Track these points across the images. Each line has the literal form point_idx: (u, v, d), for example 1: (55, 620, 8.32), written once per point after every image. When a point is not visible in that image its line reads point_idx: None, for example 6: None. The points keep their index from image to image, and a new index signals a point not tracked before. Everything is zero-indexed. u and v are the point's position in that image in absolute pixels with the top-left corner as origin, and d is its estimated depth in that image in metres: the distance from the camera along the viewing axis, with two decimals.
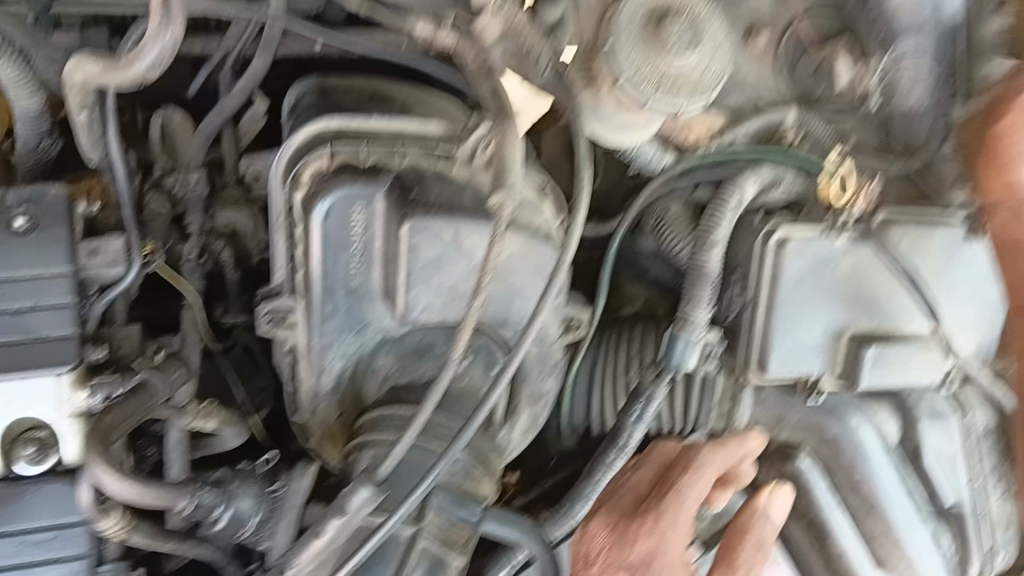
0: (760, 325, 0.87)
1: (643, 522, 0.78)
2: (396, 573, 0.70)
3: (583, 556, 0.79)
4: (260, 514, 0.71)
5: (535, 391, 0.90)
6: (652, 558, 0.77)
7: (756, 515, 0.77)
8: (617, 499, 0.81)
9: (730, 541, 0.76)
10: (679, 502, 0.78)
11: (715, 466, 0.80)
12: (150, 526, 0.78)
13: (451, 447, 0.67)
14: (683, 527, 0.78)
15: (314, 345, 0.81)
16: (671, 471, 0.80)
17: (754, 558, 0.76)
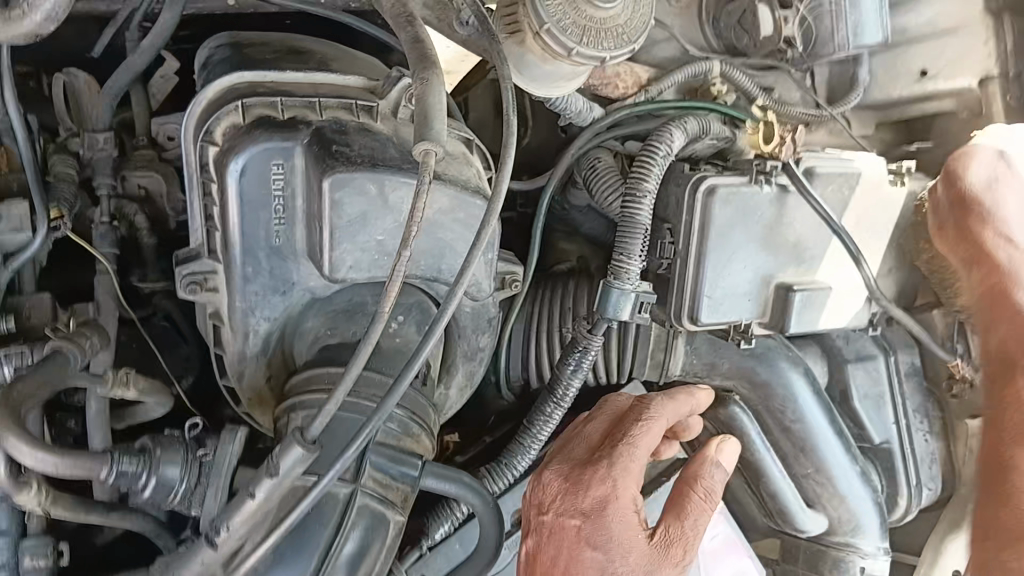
0: (692, 275, 0.86)
1: (598, 465, 0.69)
2: (336, 531, 0.69)
3: (537, 505, 0.71)
4: (188, 481, 0.68)
5: (470, 348, 0.90)
6: (606, 506, 0.67)
7: (705, 463, 0.72)
8: (572, 445, 0.73)
9: (682, 495, 0.71)
10: (632, 443, 0.69)
11: (672, 409, 0.73)
12: (71, 500, 0.74)
13: (384, 405, 0.64)
14: (639, 475, 0.69)
15: (237, 309, 0.78)
16: (627, 414, 0.73)
17: (704, 505, 0.70)
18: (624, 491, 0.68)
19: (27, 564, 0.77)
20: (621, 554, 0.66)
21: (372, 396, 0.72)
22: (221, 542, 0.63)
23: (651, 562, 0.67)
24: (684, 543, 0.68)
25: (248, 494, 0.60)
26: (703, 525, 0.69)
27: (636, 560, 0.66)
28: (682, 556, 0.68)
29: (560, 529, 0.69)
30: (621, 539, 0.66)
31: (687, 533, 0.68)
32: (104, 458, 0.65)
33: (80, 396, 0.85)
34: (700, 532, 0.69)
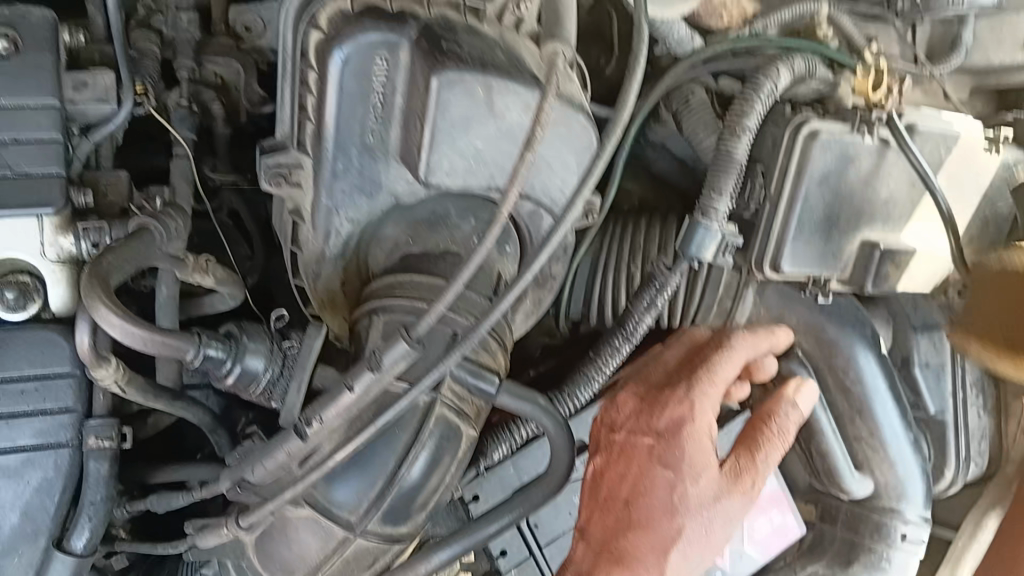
0: (779, 221, 0.84)
1: (675, 387, 0.71)
2: (411, 441, 0.67)
3: (610, 424, 0.74)
4: (271, 371, 0.66)
5: (542, 274, 0.88)
6: (681, 427, 0.69)
7: (781, 403, 0.73)
8: (650, 369, 0.75)
9: (754, 430, 0.72)
10: (711, 371, 0.71)
11: (753, 344, 0.73)
12: (145, 384, 0.73)
13: (482, 325, 0.62)
14: (716, 402, 0.71)
15: (321, 206, 0.76)
16: (707, 344, 0.74)
17: (777, 441, 0.71)
18: (701, 416, 0.69)
19: (91, 445, 0.74)
20: (693, 475, 0.68)
21: (465, 313, 0.70)
22: (310, 435, 0.60)
23: (720, 484, 0.69)
24: (754, 473, 0.70)
25: (346, 386, 0.59)
26: (773, 459, 0.71)
27: (706, 483, 0.69)
28: (751, 485, 0.70)
29: (632, 448, 0.72)
30: (694, 461, 0.68)
31: (758, 465, 0.70)
32: (193, 340, 0.63)
33: (147, 282, 0.84)
34: (770, 466, 0.71)
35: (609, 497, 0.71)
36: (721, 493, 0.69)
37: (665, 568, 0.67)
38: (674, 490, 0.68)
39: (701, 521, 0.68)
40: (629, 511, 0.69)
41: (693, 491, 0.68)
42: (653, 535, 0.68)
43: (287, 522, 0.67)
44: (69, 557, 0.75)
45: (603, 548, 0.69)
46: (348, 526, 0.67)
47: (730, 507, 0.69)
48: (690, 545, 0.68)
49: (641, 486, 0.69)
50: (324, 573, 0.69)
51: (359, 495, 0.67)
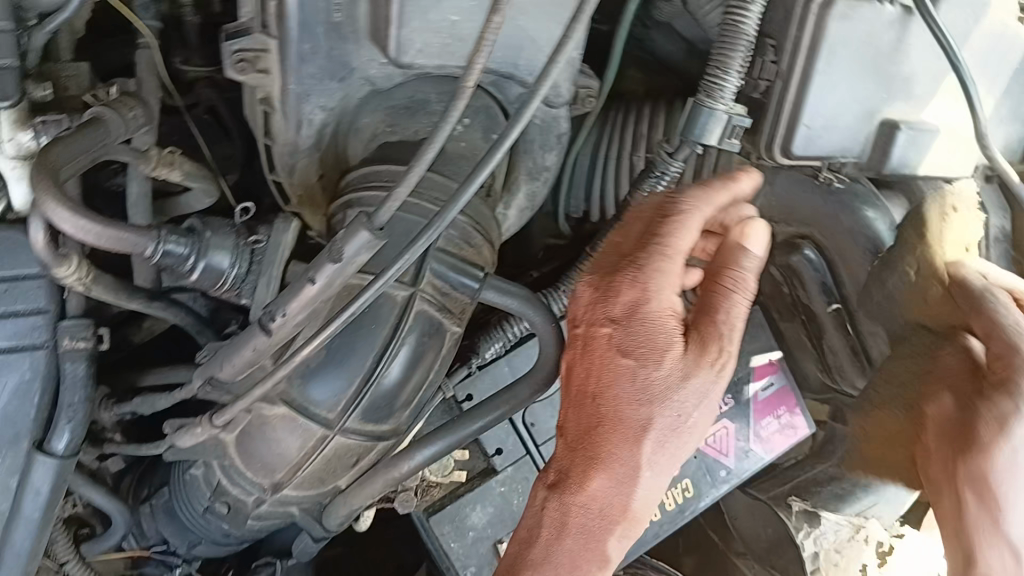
0: (790, 100, 0.78)
1: (627, 268, 0.66)
2: (389, 336, 0.64)
3: (572, 319, 0.69)
4: (239, 266, 0.63)
5: (535, 165, 0.83)
6: (637, 309, 0.64)
7: (733, 253, 0.66)
8: (606, 252, 0.69)
9: (712, 291, 0.65)
10: (663, 242, 0.65)
11: (706, 201, 0.67)
12: (115, 282, 0.71)
13: (447, 211, 0.56)
14: (673, 274, 0.65)
15: (290, 92, 0.70)
16: (656, 212, 0.67)
17: (736, 296, 0.64)
18: (656, 295, 0.64)
19: (66, 346, 0.72)
20: (653, 358, 0.63)
21: (433, 200, 0.64)
22: (277, 330, 0.56)
23: (686, 363, 0.64)
24: (718, 338, 0.64)
25: (307, 278, 0.54)
26: (736, 315, 0.64)
27: (670, 365, 0.63)
28: (719, 354, 0.64)
29: (595, 340, 0.67)
30: (652, 342, 0.64)
31: (720, 331, 0.64)
32: (150, 235, 0.60)
33: (119, 180, 0.81)
34: (734, 323, 0.64)
35: (578, 394, 0.67)
36: (688, 373, 0.63)
37: (640, 461, 0.64)
38: (637, 379, 0.64)
39: (671, 406, 0.63)
40: (597, 407, 0.65)
41: (658, 377, 0.63)
42: (623, 428, 0.64)
43: (265, 420, 0.65)
44: (50, 459, 0.73)
45: (578, 448, 0.66)
46: (326, 423, 0.65)
47: (700, 385, 0.63)
48: (664, 434, 0.64)
49: (602, 378, 0.65)
50: (305, 470, 0.67)
51: (337, 393, 0.64)
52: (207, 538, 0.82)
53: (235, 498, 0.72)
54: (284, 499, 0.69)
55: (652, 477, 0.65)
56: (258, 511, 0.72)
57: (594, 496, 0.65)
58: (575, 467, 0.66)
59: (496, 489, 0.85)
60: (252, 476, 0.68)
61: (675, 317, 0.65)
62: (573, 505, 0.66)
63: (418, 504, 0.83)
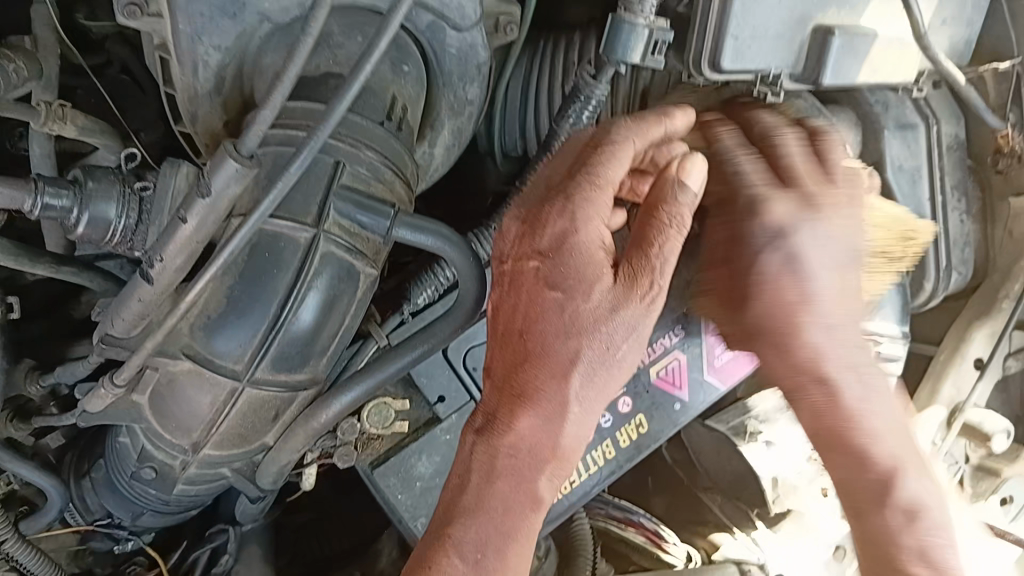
0: (716, 9, 0.73)
1: (552, 198, 0.61)
2: (293, 283, 0.61)
3: (499, 255, 0.65)
4: (129, 216, 0.60)
5: (457, 99, 0.78)
6: (564, 241, 0.60)
7: (666, 185, 0.61)
8: (533, 184, 0.64)
9: (644, 226, 0.61)
10: (593, 172, 0.61)
11: (640, 133, 0.62)
12: (15, 246, 0.68)
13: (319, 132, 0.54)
14: (603, 206, 0.61)
15: (183, 35, 0.67)
16: (586, 143, 0.63)
17: (670, 230, 0.60)
18: (583, 226, 0.60)
19: None
20: (581, 291, 0.60)
21: (312, 130, 0.61)
22: (158, 278, 0.54)
23: (616, 296, 0.60)
24: (648, 273, 0.60)
25: (181, 218, 0.52)
26: (669, 251, 0.60)
27: (598, 299, 0.60)
28: (649, 288, 0.60)
29: (521, 277, 0.63)
30: (580, 275, 0.60)
31: (651, 267, 0.60)
32: (27, 188, 0.57)
33: (25, 144, 0.76)
34: (668, 258, 0.60)
35: (506, 331, 0.63)
36: (616, 307, 0.60)
37: (568, 397, 0.60)
38: (564, 312, 0.60)
39: (598, 340, 0.60)
40: (524, 344, 0.61)
41: (584, 310, 0.60)
42: (551, 364, 0.60)
43: (173, 377, 0.62)
44: None
45: (504, 387, 0.62)
46: (235, 376, 0.62)
47: (629, 318, 0.60)
48: (593, 369, 0.60)
49: (528, 313, 0.61)
50: (222, 428, 0.65)
51: (243, 345, 0.61)
52: (148, 508, 0.80)
53: (162, 461, 0.70)
54: (207, 458, 0.67)
55: (581, 412, 0.61)
56: (186, 473, 0.70)
57: (521, 435, 0.61)
58: (503, 405, 0.62)
59: (441, 438, 0.83)
60: (170, 437, 0.66)
61: (605, 251, 0.61)
62: (501, 445, 0.61)
63: (359, 458, 0.81)
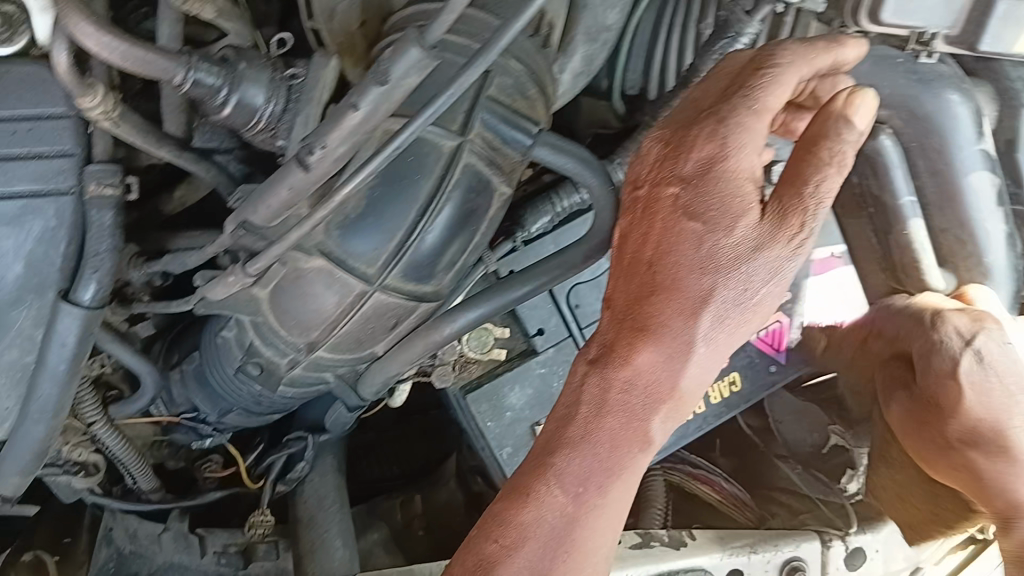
0: None
1: (704, 121, 0.58)
2: (433, 190, 0.60)
3: (636, 179, 0.62)
4: (276, 104, 0.58)
5: (596, 23, 0.76)
6: (711, 168, 0.57)
7: (830, 118, 0.57)
8: (682, 106, 0.61)
9: (802, 164, 0.57)
10: (752, 96, 0.57)
11: (806, 59, 0.58)
12: (144, 124, 0.65)
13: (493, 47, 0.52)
14: (757, 134, 0.57)
15: None
16: (746, 65, 0.59)
17: (829, 168, 0.56)
18: (735, 154, 0.56)
19: (93, 191, 0.66)
20: (724, 224, 0.57)
21: (471, 35, 0.58)
22: (316, 166, 0.52)
23: (760, 235, 0.57)
24: (798, 213, 0.56)
25: (351, 105, 0.51)
26: (825, 189, 0.56)
27: (741, 234, 0.57)
28: (797, 230, 0.56)
29: (657, 204, 0.60)
30: (725, 206, 0.57)
31: (802, 209, 0.56)
32: (180, 61, 0.55)
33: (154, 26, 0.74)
34: (823, 198, 0.56)
35: (635, 260, 0.61)
36: (759, 245, 0.56)
37: (694, 337, 0.57)
38: (702, 246, 0.57)
39: (735, 280, 0.57)
40: (653, 274, 0.59)
41: (724, 247, 0.57)
42: (683, 299, 0.57)
43: (301, 274, 0.61)
44: (75, 311, 0.68)
45: (627, 317, 0.60)
46: (365, 279, 0.60)
47: (772, 259, 0.56)
48: (724, 309, 0.57)
49: (664, 241, 0.58)
50: (342, 330, 0.64)
51: (376, 249, 0.60)
52: (238, 405, 0.80)
53: (268, 359, 0.69)
54: (319, 359, 0.66)
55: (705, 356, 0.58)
56: (292, 374, 0.69)
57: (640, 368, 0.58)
58: (623, 336, 0.59)
59: (535, 370, 0.82)
60: (286, 335, 0.65)
61: (755, 185, 0.57)
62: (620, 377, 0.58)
63: (454, 381, 0.79)
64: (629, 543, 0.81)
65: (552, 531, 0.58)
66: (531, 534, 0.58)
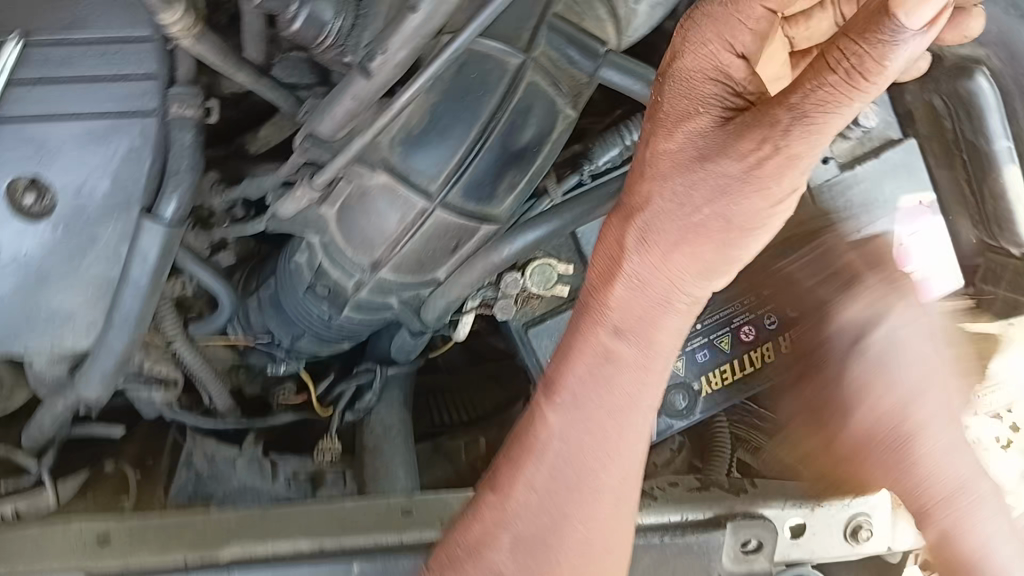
0: None
1: (691, 18, 0.59)
2: (495, 109, 0.59)
3: None
4: (343, 21, 0.59)
5: None
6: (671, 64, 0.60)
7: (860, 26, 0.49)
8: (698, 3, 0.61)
9: (790, 87, 0.52)
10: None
11: None
12: (221, 46, 0.67)
13: None
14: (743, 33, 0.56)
15: None
16: None
17: (813, 78, 0.51)
18: (702, 49, 0.58)
19: (174, 112, 0.69)
20: (678, 123, 0.59)
21: None
22: (378, 72, 0.53)
23: (716, 145, 0.57)
24: (783, 138, 0.53)
25: (412, 7, 0.52)
26: (798, 102, 0.51)
27: (698, 137, 0.58)
28: (754, 146, 0.54)
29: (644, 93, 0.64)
30: (680, 101, 0.59)
31: (783, 131, 0.52)
32: None
33: None
34: (789, 112, 0.52)
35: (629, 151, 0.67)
36: (706, 155, 0.57)
37: (631, 246, 0.63)
38: (679, 174, 0.59)
39: (675, 189, 0.59)
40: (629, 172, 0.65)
41: (704, 178, 0.58)
42: (662, 235, 0.61)
43: (365, 189, 0.62)
44: (157, 225, 0.71)
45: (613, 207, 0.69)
46: (427, 196, 0.61)
47: (720, 176, 0.57)
48: (686, 240, 0.60)
49: (641, 172, 0.62)
50: (405, 250, 0.64)
51: (436, 167, 0.60)
52: (310, 330, 0.82)
53: (335, 281, 0.71)
54: (382, 280, 0.68)
55: (689, 279, 0.62)
56: (357, 296, 0.71)
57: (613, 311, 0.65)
58: (597, 273, 0.67)
59: None
60: (352, 254, 0.67)
61: (727, 88, 0.58)
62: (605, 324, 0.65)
63: (517, 315, 0.80)
64: (685, 485, 0.79)
65: (560, 466, 0.67)
66: (530, 460, 0.68)
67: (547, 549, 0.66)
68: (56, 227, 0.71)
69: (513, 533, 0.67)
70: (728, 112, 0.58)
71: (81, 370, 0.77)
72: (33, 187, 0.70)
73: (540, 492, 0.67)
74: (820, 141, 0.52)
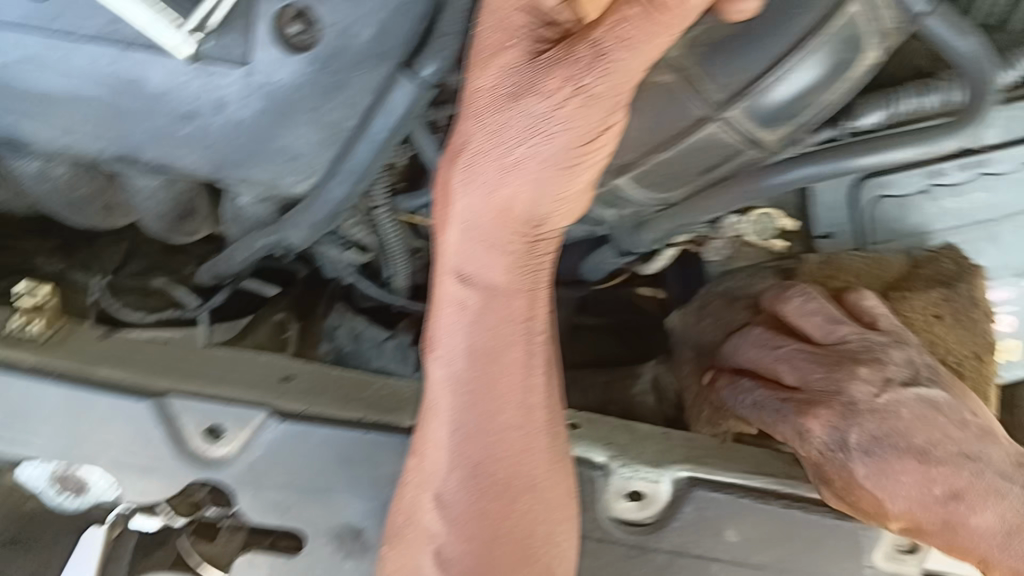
0: None
1: None
2: (804, 35, 0.61)
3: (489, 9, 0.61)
4: None
5: None
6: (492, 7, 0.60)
7: None
8: None
9: (593, 24, 0.56)
10: None
11: None
12: None
13: None
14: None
15: None
16: None
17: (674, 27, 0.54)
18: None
19: None
20: (487, 64, 0.60)
21: None
22: None
23: (523, 84, 0.58)
24: (586, 77, 0.55)
25: None
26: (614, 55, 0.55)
27: (495, 84, 0.60)
28: (560, 87, 0.56)
29: (497, 47, 0.60)
30: (492, 43, 0.60)
31: (584, 66, 0.55)
32: None
33: None
34: (599, 53, 0.55)
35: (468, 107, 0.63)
36: (520, 95, 0.58)
37: (513, 185, 0.61)
38: (495, 110, 0.60)
39: (535, 143, 0.58)
40: (484, 224, 0.64)
41: (515, 117, 0.59)
42: (478, 177, 0.61)
43: (645, 86, 0.64)
44: (411, 84, 0.71)
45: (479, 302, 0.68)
46: (710, 105, 0.64)
47: (558, 124, 0.57)
48: (494, 181, 0.61)
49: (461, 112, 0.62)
50: (657, 160, 0.67)
51: (727, 82, 0.63)
52: None
53: None
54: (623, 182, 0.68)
55: (506, 232, 0.64)
56: None
57: (454, 255, 0.67)
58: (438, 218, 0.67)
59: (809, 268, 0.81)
60: None
61: (536, 33, 0.58)
62: (449, 271, 0.68)
63: None
64: None
65: (464, 385, 0.68)
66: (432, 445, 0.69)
67: (519, 499, 0.69)
68: (313, 64, 0.70)
69: (440, 496, 0.69)
70: (540, 43, 0.58)
71: (292, 213, 0.80)
72: (301, 19, 0.70)
73: (456, 452, 0.68)
74: (617, 81, 0.56)
